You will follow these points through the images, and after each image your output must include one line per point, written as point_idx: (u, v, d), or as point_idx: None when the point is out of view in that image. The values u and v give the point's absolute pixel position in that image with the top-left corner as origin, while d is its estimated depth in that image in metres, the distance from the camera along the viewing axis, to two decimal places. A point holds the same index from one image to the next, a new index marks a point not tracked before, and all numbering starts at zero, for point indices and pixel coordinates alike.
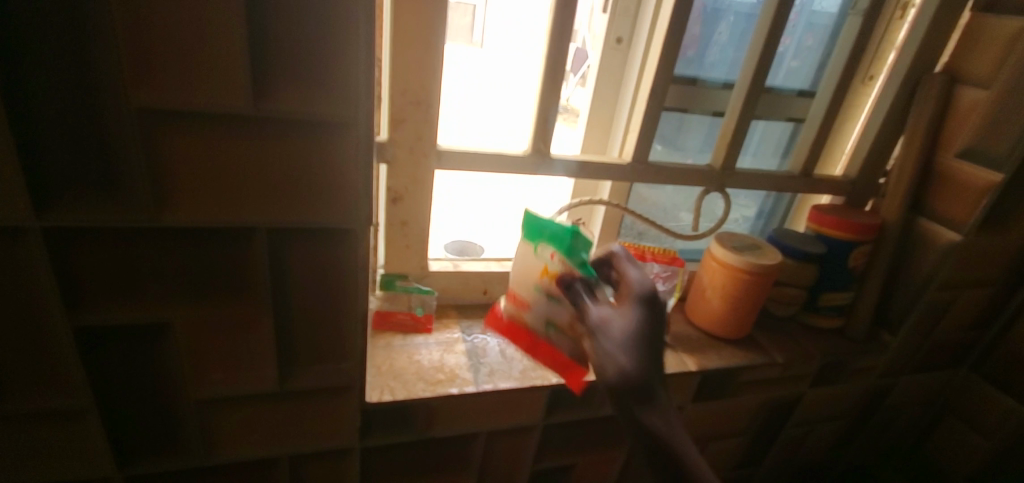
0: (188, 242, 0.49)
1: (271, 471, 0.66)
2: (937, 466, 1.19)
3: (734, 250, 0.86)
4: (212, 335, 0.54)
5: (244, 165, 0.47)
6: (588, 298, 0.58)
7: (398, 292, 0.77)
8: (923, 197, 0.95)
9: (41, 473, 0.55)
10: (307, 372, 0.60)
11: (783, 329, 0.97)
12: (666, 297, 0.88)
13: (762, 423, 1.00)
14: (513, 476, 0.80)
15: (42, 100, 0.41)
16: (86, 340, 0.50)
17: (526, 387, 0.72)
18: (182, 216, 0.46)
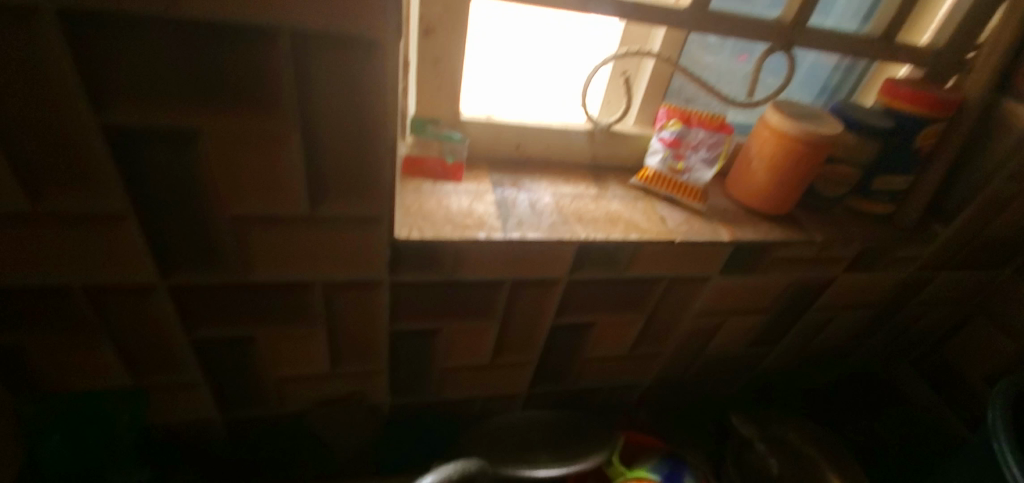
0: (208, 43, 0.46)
1: (306, 294, 0.69)
2: (954, 365, 1.18)
3: (791, 116, 0.79)
4: (240, 151, 0.53)
5: None
6: None
7: (429, 138, 0.75)
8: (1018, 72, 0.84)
9: (90, 275, 0.59)
10: (336, 201, 0.60)
11: (828, 211, 0.92)
12: (709, 166, 0.82)
13: (787, 304, 1.00)
14: (534, 324, 0.84)
15: None
16: (118, 143, 0.50)
17: (554, 240, 0.70)
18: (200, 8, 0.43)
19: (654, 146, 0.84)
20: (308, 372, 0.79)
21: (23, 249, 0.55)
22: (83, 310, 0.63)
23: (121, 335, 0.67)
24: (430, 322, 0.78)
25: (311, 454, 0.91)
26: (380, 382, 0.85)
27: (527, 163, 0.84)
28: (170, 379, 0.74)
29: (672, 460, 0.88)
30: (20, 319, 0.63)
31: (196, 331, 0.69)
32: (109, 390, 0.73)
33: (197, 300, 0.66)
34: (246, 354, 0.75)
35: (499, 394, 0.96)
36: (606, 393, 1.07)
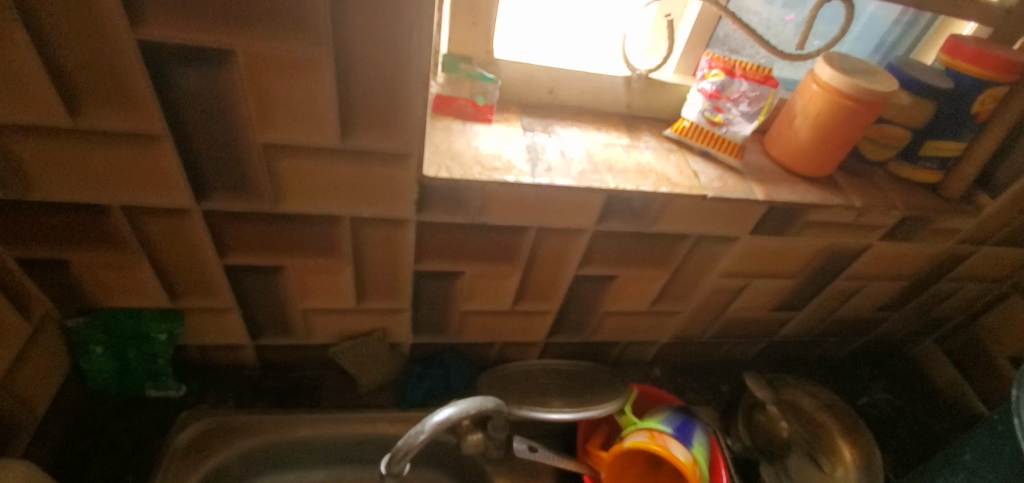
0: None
1: (334, 227, 0.70)
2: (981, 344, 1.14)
3: (843, 71, 0.75)
4: (273, 76, 0.52)
5: None
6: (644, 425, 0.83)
7: (461, 77, 0.73)
8: None
9: (127, 195, 0.60)
10: (365, 135, 0.59)
11: (870, 176, 0.88)
12: (749, 121, 0.78)
13: (815, 269, 0.98)
14: (556, 272, 0.84)
15: None
16: (154, 61, 0.50)
17: (583, 188, 0.69)
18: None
19: (695, 96, 0.80)
20: (333, 305, 0.81)
21: (66, 165, 0.57)
22: (123, 230, 0.65)
23: (158, 257, 0.69)
24: (453, 264, 0.79)
25: (335, 384, 0.95)
26: (402, 320, 0.87)
27: (559, 108, 0.82)
28: (204, 302, 0.77)
29: (685, 414, 0.89)
30: (65, 234, 0.65)
31: (228, 258, 0.71)
32: (148, 309, 0.76)
33: (230, 226, 0.67)
34: (275, 284, 0.78)
35: (517, 341, 0.98)
36: (623, 348, 1.07)
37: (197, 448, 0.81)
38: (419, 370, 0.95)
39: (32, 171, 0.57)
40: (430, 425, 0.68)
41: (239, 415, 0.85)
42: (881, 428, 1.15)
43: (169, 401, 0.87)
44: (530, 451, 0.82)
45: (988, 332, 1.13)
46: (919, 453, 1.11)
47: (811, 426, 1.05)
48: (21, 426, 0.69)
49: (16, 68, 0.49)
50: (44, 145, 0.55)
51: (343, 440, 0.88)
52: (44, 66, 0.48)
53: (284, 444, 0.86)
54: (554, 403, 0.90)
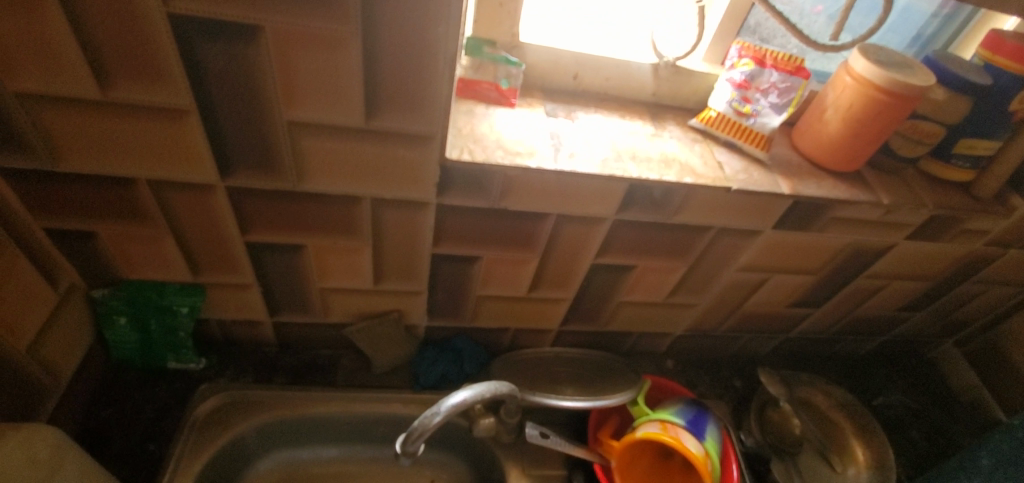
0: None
1: (355, 208, 0.70)
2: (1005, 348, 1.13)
3: (879, 64, 0.73)
4: (300, 53, 0.52)
5: None
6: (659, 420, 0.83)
7: (485, 61, 0.72)
8: None
9: (154, 169, 0.61)
10: (390, 116, 0.59)
11: (900, 172, 0.86)
12: (777, 113, 0.76)
13: (837, 267, 0.96)
14: (574, 260, 0.83)
15: None
16: (183, 35, 0.50)
17: (605, 176, 0.68)
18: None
19: (723, 86, 0.79)
20: (351, 285, 0.82)
21: (95, 137, 0.58)
22: (148, 203, 0.66)
23: (182, 231, 0.70)
24: (471, 248, 0.79)
25: (350, 363, 0.96)
26: (419, 302, 0.88)
27: (583, 94, 0.80)
28: (225, 277, 0.78)
29: (698, 407, 0.89)
30: (92, 206, 0.66)
31: (250, 235, 0.71)
32: (170, 282, 0.77)
33: (252, 203, 0.68)
34: (295, 262, 0.78)
35: (531, 327, 0.98)
36: (637, 338, 1.07)
37: (216, 420, 0.83)
38: (433, 352, 0.95)
39: (62, 142, 0.58)
40: (445, 407, 0.68)
41: (256, 390, 0.86)
42: (895, 429, 1.14)
43: (188, 374, 0.89)
44: (541, 437, 0.82)
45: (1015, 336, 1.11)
46: (933, 456, 1.10)
47: (824, 424, 1.04)
48: (47, 392, 0.71)
49: (48, 38, 0.49)
50: (74, 116, 0.56)
51: (357, 418, 0.89)
52: (76, 37, 0.49)
53: (299, 420, 0.87)
54: (566, 390, 0.90)
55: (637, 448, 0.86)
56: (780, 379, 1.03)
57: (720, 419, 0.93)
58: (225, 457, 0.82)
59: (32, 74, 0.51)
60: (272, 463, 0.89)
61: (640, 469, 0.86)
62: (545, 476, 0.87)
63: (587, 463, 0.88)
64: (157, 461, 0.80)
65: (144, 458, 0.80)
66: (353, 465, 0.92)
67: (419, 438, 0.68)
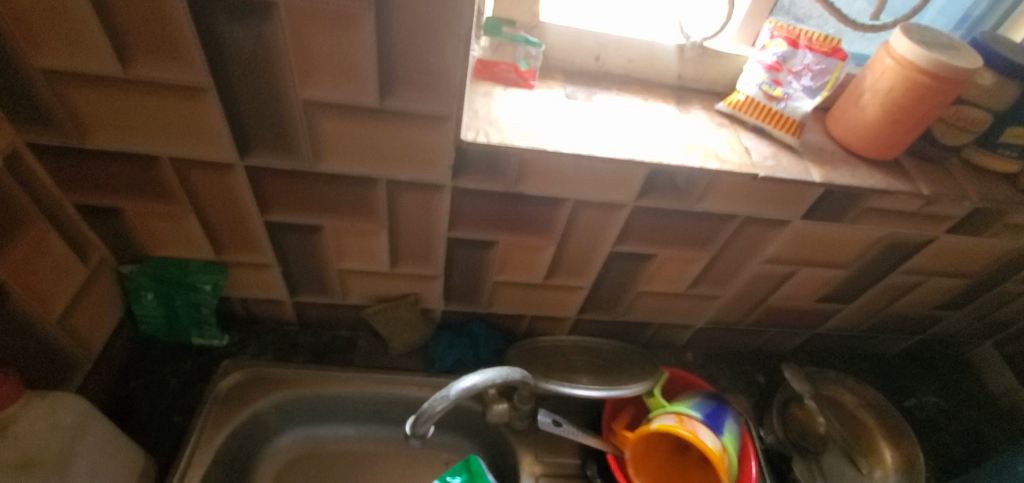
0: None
1: (370, 189, 0.70)
2: None
3: (923, 45, 0.68)
4: (314, 29, 0.52)
5: None
6: (675, 413, 0.81)
7: (504, 41, 0.70)
8: None
9: (175, 148, 0.62)
10: (404, 96, 0.58)
11: (942, 161, 0.81)
12: (811, 96, 0.73)
13: (870, 261, 0.92)
14: (592, 247, 0.82)
15: None
16: (200, 11, 0.50)
17: (624, 160, 0.66)
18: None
19: (753, 68, 0.76)
20: (367, 267, 0.82)
21: (118, 115, 0.59)
22: (171, 181, 0.67)
23: (203, 210, 0.71)
24: (487, 232, 0.78)
25: (367, 345, 0.97)
26: (435, 286, 0.88)
27: (605, 77, 0.78)
28: (245, 257, 0.79)
29: (717, 400, 0.86)
30: (118, 183, 0.68)
31: (269, 214, 0.72)
32: (193, 260, 0.79)
33: (270, 184, 0.68)
34: (313, 243, 0.79)
35: (548, 315, 0.97)
36: (656, 329, 1.05)
37: (237, 395, 0.85)
38: (449, 337, 0.95)
39: (87, 119, 0.59)
40: (455, 391, 0.68)
41: (276, 368, 0.88)
42: (927, 432, 1.09)
43: (212, 350, 0.91)
44: (554, 425, 0.81)
45: None
46: (966, 462, 1.05)
47: (850, 424, 1.00)
48: (77, 362, 0.74)
49: (71, 15, 0.50)
50: (97, 94, 0.57)
51: (373, 399, 0.90)
52: (97, 13, 0.49)
53: (317, 398, 0.89)
54: (581, 379, 0.89)
55: (652, 438, 0.85)
56: (805, 376, 1.00)
57: (740, 414, 0.90)
58: (246, 431, 0.84)
59: (57, 51, 0.53)
60: (291, 439, 0.91)
61: (654, 460, 0.84)
62: (557, 464, 0.86)
63: (600, 454, 0.87)
64: (180, 433, 0.82)
65: (168, 428, 0.83)
66: (369, 444, 0.94)
67: (431, 418, 0.68)
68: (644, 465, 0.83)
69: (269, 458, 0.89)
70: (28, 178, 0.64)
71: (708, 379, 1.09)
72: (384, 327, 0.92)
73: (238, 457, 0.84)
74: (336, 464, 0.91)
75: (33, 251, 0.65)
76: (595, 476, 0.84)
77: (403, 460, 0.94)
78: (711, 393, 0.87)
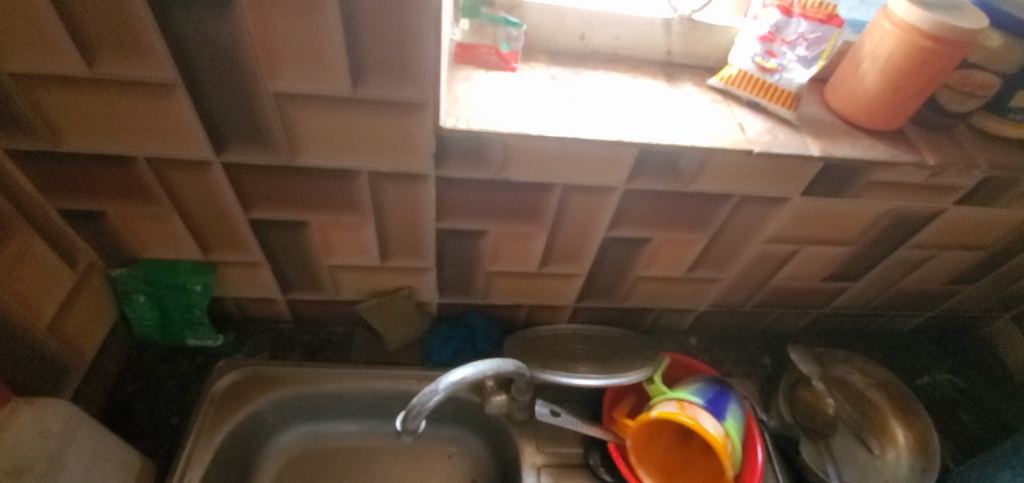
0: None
1: (354, 182, 0.69)
2: None
3: (924, 7, 0.65)
4: (278, 17, 0.50)
5: None
6: (675, 400, 0.79)
7: (483, 23, 0.68)
8: None
9: (149, 147, 0.61)
10: (379, 82, 0.56)
11: (948, 130, 0.77)
12: (806, 66, 0.70)
13: (876, 236, 0.88)
14: (586, 232, 0.80)
15: None
16: (160, 4, 0.49)
17: (612, 140, 0.64)
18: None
19: (745, 40, 0.73)
20: (358, 262, 0.81)
21: (89, 116, 0.58)
22: (151, 182, 0.66)
23: (186, 210, 0.70)
24: (477, 222, 0.76)
25: (364, 340, 0.96)
26: (428, 278, 0.86)
27: (592, 56, 0.76)
28: (233, 256, 0.78)
29: (720, 384, 0.84)
30: (100, 187, 0.67)
31: (254, 212, 0.71)
32: (182, 261, 0.79)
33: (250, 180, 0.67)
34: (301, 240, 0.78)
35: (545, 303, 0.95)
36: (657, 314, 1.03)
37: (234, 395, 0.84)
38: (446, 329, 0.94)
39: (59, 122, 0.58)
40: (445, 384, 0.67)
41: (272, 366, 0.87)
42: (942, 411, 1.06)
43: (209, 351, 0.91)
44: (552, 415, 0.81)
45: None
46: (983, 440, 1.02)
47: (860, 405, 0.98)
48: (71, 367, 0.74)
49: (28, 15, 0.48)
50: (66, 96, 0.56)
51: (372, 394, 0.89)
52: (55, 10, 0.48)
53: (315, 396, 0.88)
54: (580, 368, 0.88)
55: (654, 426, 0.83)
56: (813, 357, 0.97)
57: (744, 398, 0.88)
58: (246, 431, 0.84)
59: (19, 53, 0.51)
60: (292, 437, 0.91)
61: (658, 448, 0.83)
62: (560, 454, 0.85)
63: (602, 442, 0.86)
64: (179, 434, 0.82)
65: (168, 431, 0.83)
66: (370, 440, 0.93)
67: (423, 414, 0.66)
68: (647, 452, 0.81)
69: (270, 456, 0.89)
70: (6, 185, 0.63)
71: (714, 363, 1.07)
72: (378, 322, 0.91)
73: (239, 457, 0.84)
74: (338, 460, 0.91)
75: (17, 258, 0.65)
76: (598, 464, 0.83)
77: (405, 454, 0.93)
78: (713, 378, 0.86)
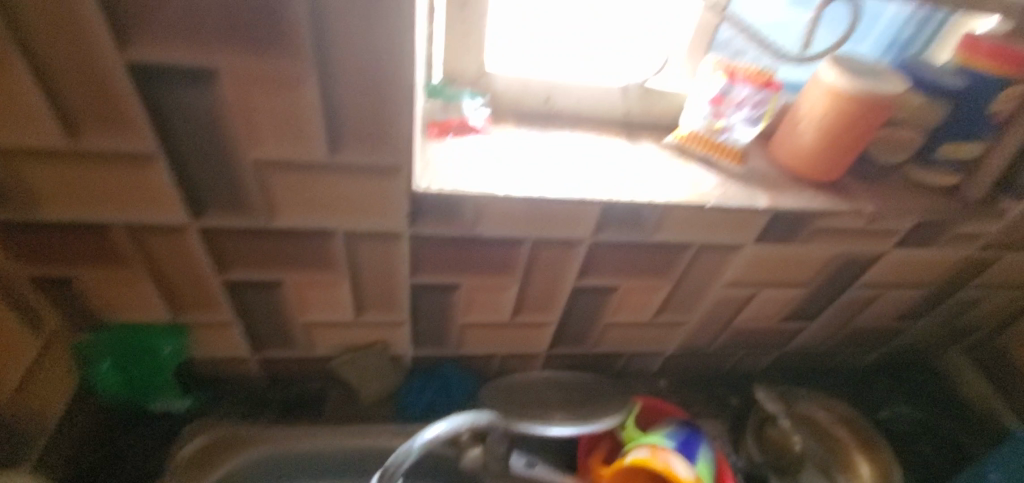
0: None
1: (330, 243, 0.70)
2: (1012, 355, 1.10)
3: (850, 73, 0.73)
4: (259, 93, 0.53)
5: None
6: (648, 445, 0.81)
7: (448, 101, 0.73)
8: None
9: (125, 214, 0.62)
10: (356, 148, 0.59)
11: (881, 180, 0.84)
12: (750, 126, 0.77)
13: (827, 278, 0.94)
14: (556, 284, 0.83)
15: None
16: (144, 83, 0.51)
17: (577, 198, 0.68)
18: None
19: (694, 102, 0.79)
20: (332, 318, 0.81)
21: (65, 186, 0.59)
22: (124, 247, 0.66)
23: (159, 273, 0.70)
24: (450, 276, 0.78)
25: (338, 396, 0.95)
26: (402, 332, 0.87)
27: (557, 118, 0.81)
28: (206, 317, 0.78)
29: (690, 427, 0.87)
30: (72, 253, 0.67)
31: (228, 273, 0.72)
32: (152, 324, 0.78)
33: (227, 242, 0.68)
34: (275, 299, 0.78)
35: (520, 352, 0.97)
36: (628, 358, 1.05)
37: (202, 461, 0.82)
38: (421, 382, 0.94)
39: (34, 192, 0.59)
40: (420, 442, 0.67)
41: (242, 427, 0.86)
42: (904, 444, 1.10)
43: (176, 414, 0.89)
44: (527, 468, 0.87)
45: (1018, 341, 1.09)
46: (944, 470, 1.06)
47: (826, 441, 1.01)
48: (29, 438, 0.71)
49: (12, 93, 0.50)
50: (45, 166, 0.56)
51: (346, 453, 0.88)
52: (39, 89, 0.50)
53: (287, 457, 0.86)
54: (556, 416, 0.89)
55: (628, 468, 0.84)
56: (778, 395, 1.01)
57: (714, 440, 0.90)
58: None
59: None
60: None
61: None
62: None
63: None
64: None
65: None
66: None
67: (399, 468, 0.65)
68: None
69: None
70: None
71: (684, 405, 1.10)
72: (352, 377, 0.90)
73: None
74: None
75: None
76: None
77: None
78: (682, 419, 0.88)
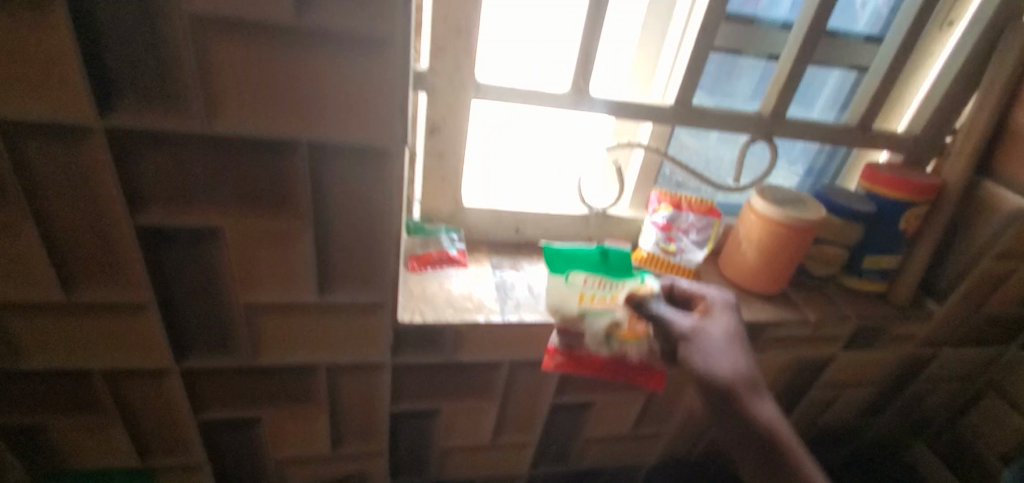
0: (236, 154, 0.51)
1: (312, 376, 0.72)
2: (969, 445, 1.15)
3: (777, 203, 0.84)
4: (255, 246, 0.57)
5: (272, 83, 0.47)
6: None
7: (428, 236, 0.79)
8: (990, 158, 0.87)
9: (108, 360, 0.62)
10: (343, 289, 0.63)
11: (821, 289, 0.94)
12: (698, 248, 0.87)
13: (788, 381, 1.00)
14: (535, 403, 0.85)
15: (110, 26, 0.43)
16: (148, 242, 0.55)
17: (550, 321, 0.74)
18: (234, 126, 0.49)
19: (648, 228, 0.87)
20: (309, 453, 0.80)
21: (52, 336, 0.60)
22: (102, 393, 0.66)
23: (133, 418, 0.69)
24: (431, 401, 0.80)
25: None
26: (381, 462, 0.85)
27: (527, 244, 0.88)
28: (176, 460, 0.75)
29: None
30: (44, 402, 0.66)
31: (206, 412, 0.71)
32: (117, 471, 0.74)
33: (207, 383, 0.68)
34: (251, 437, 0.77)
35: (501, 474, 0.95)
36: (610, 472, 1.05)
37: None
38: None
39: (21, 344, 0.59)
40: None
41: None
42: None
43: None
44: None
45: (972, 432, 1.14)
46: None
47: None
48: None
49: (17, 255, 0.53)
50: (35, 319, 0.58)
51: None
52: (46, 251, 0.53)
53: None
54: None
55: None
56: None
57: None
58: None
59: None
60: None
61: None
62: None
63: None
64: None
65: None
66: None
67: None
68: None
69: None
70: None
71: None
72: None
73: None
74: None
75: None
76: None
77: None
78: None
